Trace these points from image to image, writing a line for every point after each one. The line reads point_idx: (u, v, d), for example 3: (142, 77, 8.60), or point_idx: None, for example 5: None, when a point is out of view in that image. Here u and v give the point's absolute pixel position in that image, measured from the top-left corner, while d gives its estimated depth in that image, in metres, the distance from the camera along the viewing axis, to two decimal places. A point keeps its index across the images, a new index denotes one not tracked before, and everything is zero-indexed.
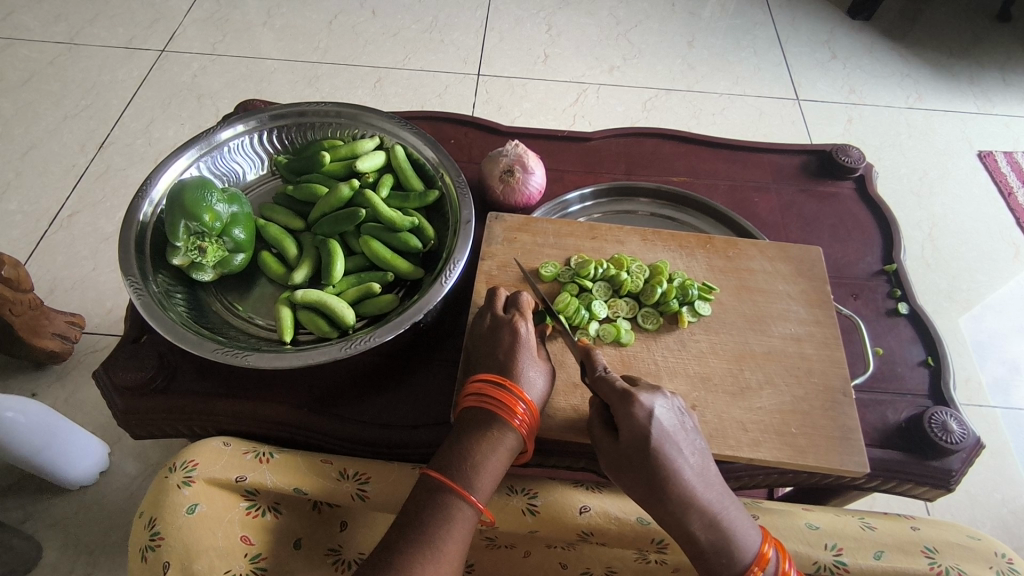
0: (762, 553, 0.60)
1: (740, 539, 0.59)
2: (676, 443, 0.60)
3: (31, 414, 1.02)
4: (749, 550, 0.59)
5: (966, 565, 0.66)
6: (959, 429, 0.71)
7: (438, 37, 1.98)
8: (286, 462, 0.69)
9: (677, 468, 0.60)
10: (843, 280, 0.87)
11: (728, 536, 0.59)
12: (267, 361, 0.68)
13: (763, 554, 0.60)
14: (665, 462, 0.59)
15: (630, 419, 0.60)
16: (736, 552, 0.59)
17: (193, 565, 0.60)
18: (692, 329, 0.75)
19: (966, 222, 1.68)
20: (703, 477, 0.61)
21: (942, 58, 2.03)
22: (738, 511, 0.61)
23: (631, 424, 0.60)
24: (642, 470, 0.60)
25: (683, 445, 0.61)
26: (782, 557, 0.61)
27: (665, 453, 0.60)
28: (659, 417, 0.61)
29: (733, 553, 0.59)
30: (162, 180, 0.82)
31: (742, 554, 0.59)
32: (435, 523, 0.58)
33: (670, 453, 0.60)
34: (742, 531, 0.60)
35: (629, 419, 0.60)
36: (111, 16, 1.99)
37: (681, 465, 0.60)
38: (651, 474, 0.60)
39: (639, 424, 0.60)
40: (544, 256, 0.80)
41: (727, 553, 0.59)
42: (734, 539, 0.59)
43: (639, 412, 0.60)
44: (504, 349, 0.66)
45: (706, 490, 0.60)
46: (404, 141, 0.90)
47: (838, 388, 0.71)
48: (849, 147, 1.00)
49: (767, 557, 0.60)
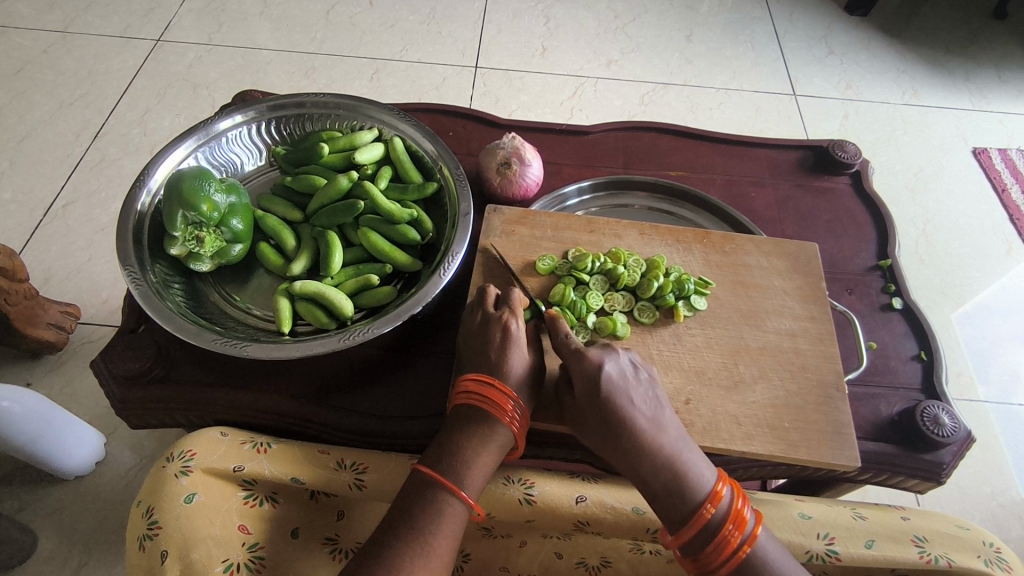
0: (716, 491, 0.60)
1: (693, 478, 0.60)
2: (626, 391, 0.63)
3: (27, 405, 1.02)
4: (701, 489, 0.60)
5: (955, 555, 0.67)
6: (951, 422, 0.72)
7: (436, 29, 1.97)
8: (283, 451, 0.69)
9: (625, 410, 0.62)
10: (838, 275, 0.88)
11: (681, 475, 0.60)
12: (266, 351, 0.68)
13: (716, 492, 0.60)
14: (613, 406, 0.62)
15: (580, 369, 0.64)
16: (688, 491, 0.60)
17: (191, 552, 0.61)
18: (688, 323, 0.75)
19: (959, 218, 1.69)
20: (655, 421, 0.63)
21: (938, 54, 2.04)
22: (697, 456, 0.62)
23: (582, 374, 0.64)
24: (594, 415, 0.63)
25: (634, 392, 0.64)
26: (737, 496, 0.61)
27: (615, 398, 0.63)
28: (612, 370, 0.64)
29: (686, 491, 0.60)
30: (160, 169, 0.82)
31: (693, 492, 0.60)
32: (426, 518, 0.59)
33: (619, 398, 0.63)
34: (696, 471, 0.61)
35: (579, 369, 0.64)
36: (106, 5, 1.97)
37: (631, 410, 0.62)
38: (603, 418, 0.63)
39: (589, 372, 0.64)
40: (541, 248, 0.80)
41: (679, 492, 0.60)
42: (687, 477, 0.60)
43: (587, 364, 0.64)
44: (494, 347, 0.67)
45: (658, 433, 0.62)
46: (403, 133, 0.90)
47: (831, 383, 0.71)
48: (846, 142, 1.01)
49: (720, 494, 0.60)
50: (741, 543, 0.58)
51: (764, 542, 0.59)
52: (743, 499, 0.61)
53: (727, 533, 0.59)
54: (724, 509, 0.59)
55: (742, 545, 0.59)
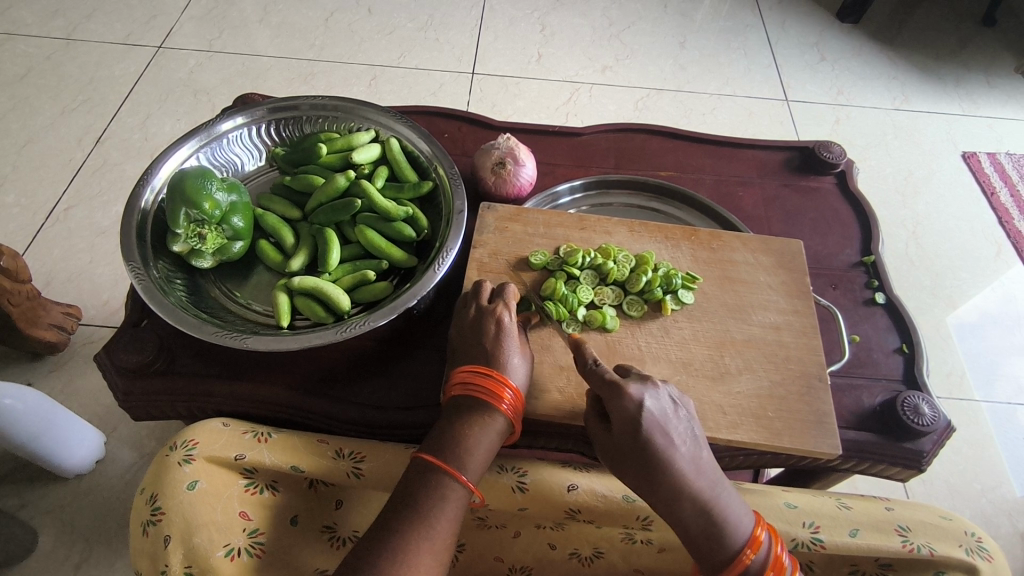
0: (755, 536, 0.63)
1: (733, 524, 0.62)
2: (666, 431, 0.63)
3: (28, 401, 1.03)
4: (742, 535, 0.62)
5: (937, 544, 0.69)
6: (931, 413, 0.74)
7: (434, 36, 2.01)
8: (283, 441, 0.71)
9: (667, 455, 0.62)
10: (823, 271, 0.90)
11: (720, 521, 0.62)
12: (265, 343, 0.70)
13: (756, 537, 0.63)
14: (656, 449, 0.62)
15: (621, 408, 0.63)
16: (727, 537, 0.62)
17: (193, 538, 0.63)
18: (675, 317, 0.78)
19: (949, 221, 1.72)
20: (695, 463, 0.63)
21: (928, 61, 2.07)
22: (734, 500, 0.64)
23: (622, 414, 0.63)
24: (637, 460, 0.63)
25: (675, 432, 0.63)
26: (774, 540, 0.63)
27: (659, 442, 0.62)
28: (650, 407, 0.63)
29: (726, 536, 0.62)
30: (163, 169, 0.85)
31: (733, 537, 0.62)
32: (427, 501, 0.60)
33: (660, 441, 0.62)
34: (735, 516, 0.63)
35: (621, 410, 0.63)
36: (108, 12, 2.00)
37: (673, 453, 0.62)
38: (646, 461, 0.62)
39: (630, 412, 0.63)
40: (534, 245, 0.83)
41: (720, 539, 0.62)
42: (727, 524, 0.62)
43: (627, 403, 0.63)
44: (489, 338, 0.69)
45: (698, 477, 0.62)
46: (399, 134, 0.92)
47: (814, 374, 0.74)
48: (831, 143, 1.03)
49: (759, 539, 0.63)
50: None
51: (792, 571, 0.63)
52: (780, 543, 0.64)
53: None
54: (763, 556, 0.62)
55: None
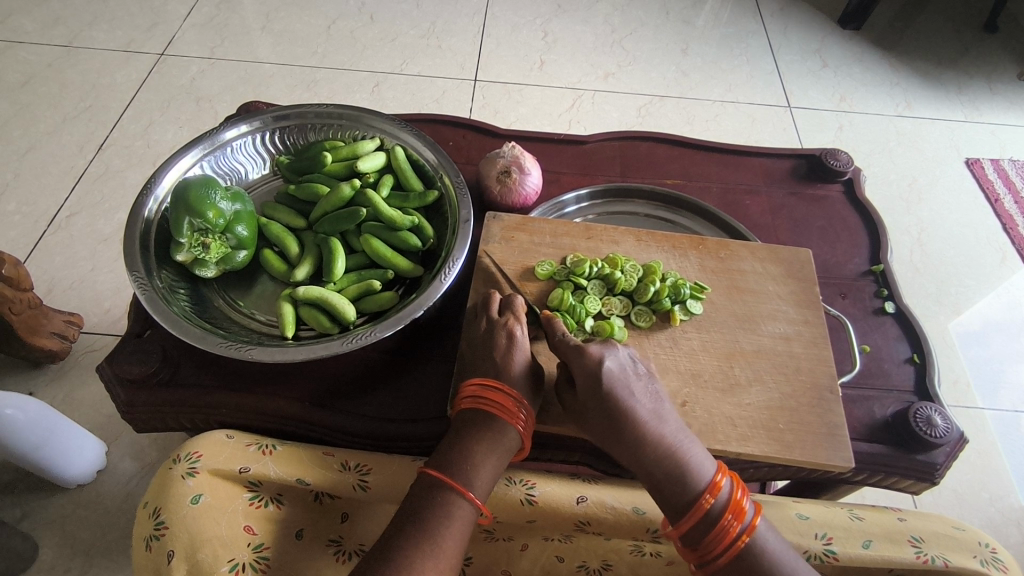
0: (716, 481, 0.61)
1: (694, 469, 0.62)
2: (625, 383, 0.64)
3: (30, 411, 1.03)
4: (703, 479, 0.61)
5: (951, 555, 0.68)
6: (944, 424, 0.74)
7: (436, 43, 2.01)
8: (288, 453, 0.70)
9: (626, 404, 0.63)
10: (833, 280, 0.90)
11: (681, 467, 0.61)
12: (269, 354, 0.69)
13: (716, 482, 0.61)
14: (614, 398, 0.63)
15: (580, 363, 0.65)
16: (687, 482, 0.61)
17: (197, 553, 0.62)
18: (684, 327, 0.77)
19: (953, 228, 1.71)
20: (656, 413, 0.64)
21: (930, 67, 2.07)
22: (697, 449, 0.63)
23: (583, 369, 0.65)
24: (598, 412, 0.64)
25: (635, 385, 0.65)
26: (737, 486, 0.62)
27: (619, 393, 0.63)
28: (609, 361, 0.65)
29: (688, 481, 0.61)
30: (167, 177, 0.84)
31: (695, 482, 0.61)
32: (434, 518, 0.60)
33: (619, 391, 0.63)
34: (697, 463, 0.62)
35: (580, 364, 0.65)
36: (110, 20, 2.00)
37: (633, 404, 0.63)
38: (607, 412, 0.63)
39: (590, 365, 0.65)
40: (540, 255, 0.82)
41: (680, 484, 0.61)
42: (688, 468, 0.61)
43: (588, 358, 0.65)
44: (499, 352, 0.68)
45: (659, 427, 0.63)
46: (404, 142, 0.92)
47: (825, 386, 0.73)
48: (838, 151, 1.03)
49: (720, 484, 0.61)
50: (741, 532, 0.60)
51: (761, 531, 0.61)
52: (742, 488, 0.62)
53: (727, 522, 0.60)
54: (725, 500, 0.61)
55: (742, 534, 0.60)
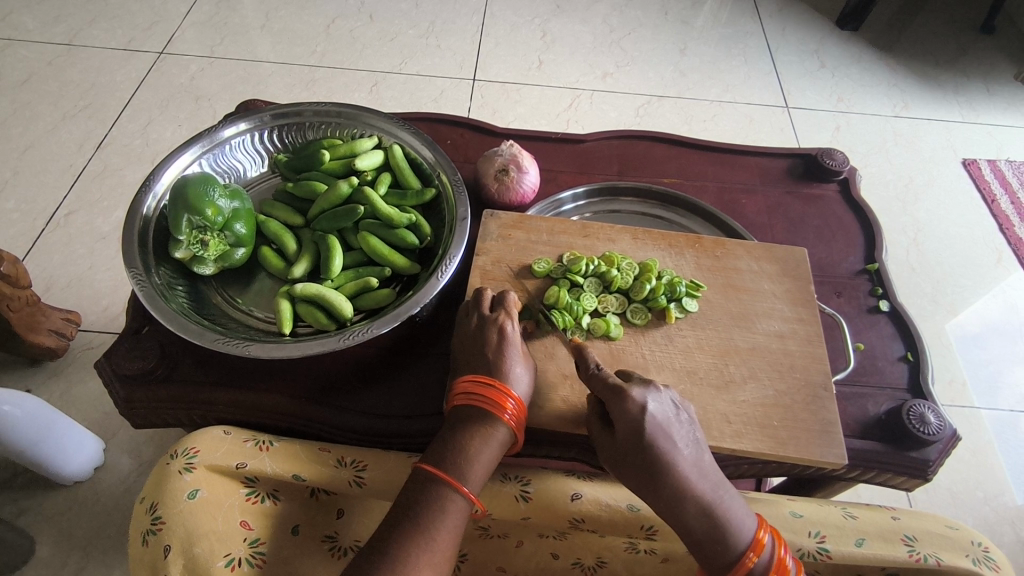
0: (758, 539, 0.63)
1: (735, 527, 0.62)
2: (668, 433, 0.63)
3: (27, 408, 1.03)
4: (744, 536, 0.62)
5: (943, 553, 0.68)
6: (936, 421, 0.74)
7: (434, 42, 2.01)
8: (284, 449, 0.70)
9: (670, 457, 0.62)
10: (828, 279, 0.90)
11: (724, 525, 0.62)
12: (267, 351, 0.70)
13: (758, 540, 0.63)
14: (657, 451, 0.62)
15: (624, 414, 0.63)
16: (730, 539, 0.62)
17: (194, 548, 0.63)
18: (679, 325, 0.77)
19: (950, 228, 1.72)
20: (699, 466, 0.64)
21: (928, 68, 2.08)
22: (737, 502, 0.64)
23: (625, 422, 0.63)
24: (639, 463, 0.63)
25: (677, 434, 0.64)
26: (777, 542, 0.64)
27: (660, 446, 0.62)
28: (652, 410, 0.63)
29: (730, 540, 0.62)
30: (165, 175, 0.84)
31: (736, 540, 0.62)
32: (427, 511, 0.60)
33: (664, 443, 0.63)
34: (737, 519, 0.63)
35: (623, 414, 0.63)
36: (110, 18, 2.01)
37: (677, 459, 0.63)
38: (651, 468, 0.63)
39: (633, 417, 0.63)
40: (537, 253, 0.82)
41: (723, 542, 0.62)
42: (729, 525, 0.62)
43: (630, 406, 0.63)
44: (491, 347, 0.69)
45: (700, 480, 0.63)
46: (402, 140, 0.92)
47: (819, 383, 0.73)
48: (834, 150, 1.03)
49: (762, 542, 0.63)
50: None
51: None
52: (782, 545, 0.64)
53: None
54: (766, 558, 0.62)
55: None
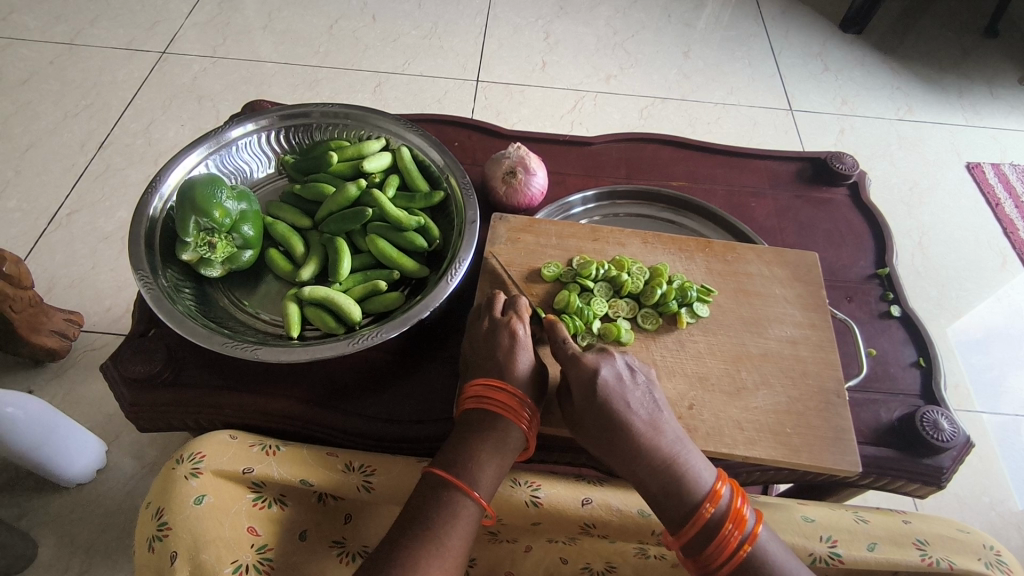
0: (716, 490, 0.61)
1: (692, 479, 0.61)
2: (619, 391, 0.64)
3: (30, 410, 1.02)
4: (701, 489, 0.61)
5: (956, 558, 0.68)
6: (950, 428, 0.74)
7: (438, 43, 2.01)
8: (291, 454, 0.70)
9: (622, 413, 0.63)
10: (838, 284, 0.90)
11: (680, 477, 0.61)
12: (275, 354, 0.69)
13: (716, 490, 0.61)
14: (608, 407, 0.63)
15: (575, 373, 0.65)
16: (687, 491, 0.61)
17: (201, 554, 0.62)
18: (690, 330, 0.77)
19: (954, 231, 1.71)
20: (654, 422, 0.64)
21: (931, 71, 2.08)
22: (697, 457, 0.63)
23: (578, 380, 0.65)
24: (593, 420, 0.64)
25: (630, 392, 0.65)
26: (737, 495, 0.62)
27: (611, 401, 0.63)
28: (605, 371, 0.65)
29: (685, 491, 0.61)
30: (172, 175, 0.84)
31: (693, 492, 0.61)
32: (439, 517, 0.59)
33: (614, 400, 0.63)
34: (696, 473, 0.62)
35: (575, 373, 0.65)
36: (112, 18, 2.00)
37: (629, 413, 0.63)
38: (604, 423, 0.64)
39: (584, 374, 0.65)
40: (546, 256, 0.82)
41: (678, 494, 0.61)
42: (686, 479, 0.61)
43: (582, 367, 0.65)
44: (502, 350, 0.67)
45: (655, 434, 0.63)
46: (410, 142, 0.91)
47: (832, 390, 0.73)
48: (843, 154, 1.03)
49: (719, 493, 0.61)
50: (741, 541, 0.60)
51: (764, 540, 0.60)
52: (742, 498, 0.62)
53: (728, 531, 0.60)
54: (723, 509, 0.61)
55: (742, 543, 0.60)
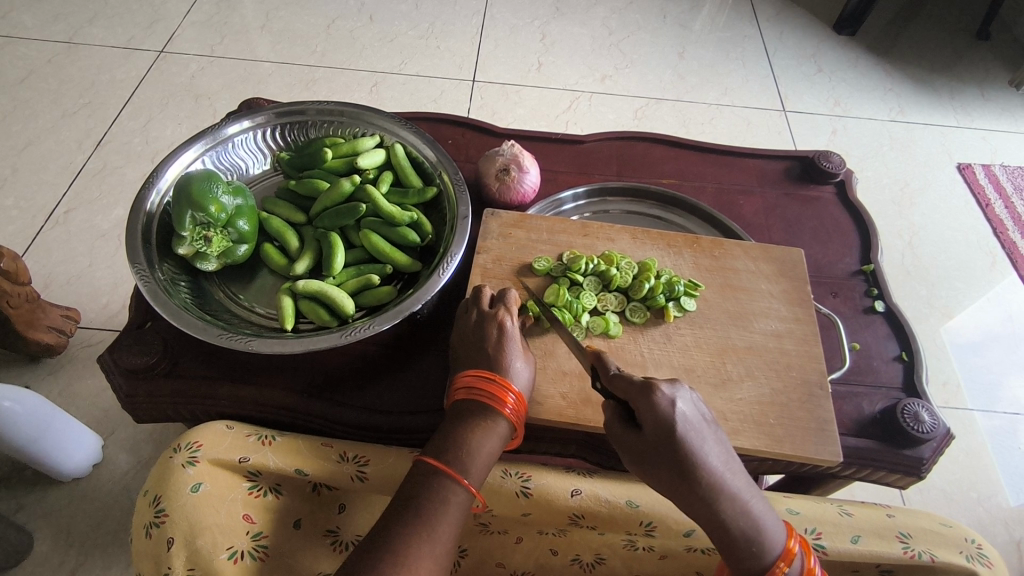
0: (789, 548, 0.62)
1: (769, 533, 0.61)
2: (699, 435, 0.61)
3: (27, 404, 1.03)
4: (778, 545, 0.61)
5: (938, 550, 0.69)
6: (931, 419, 0.75)
7: (434, 43, 2.02)
8: (287, 444, 0.71)
9: (704, 459, 0.60)
10: (824, 279, 0.91)
11: (758, 531, 0.61)
12: (269, 346, 0.70)
13: (790, 549, 0.62)
14: (690, 454, 0.60)
15: (651, 411, 0.61)
16: (764, 546, 0.61)
17: (197, 539, 0.63)
18: (677, 324, 0.78)
19: (944, 231, 1.73)
20: (729, 468, 0.62)
21: (923, 73, 2.10)
22: (767, 507, 0.63)
23: (655, 419, 0.60)
24: (671, 466, 0.60)
25: (707, 437, 0.62)
26: (805, 552, 0.63)
27: (692, 446, 0.60)
28: (683, 410, 0.61)
29: (762, 544, 0.61)
30: (169, 171, 0.85)
31: (770, 548, 0.61)
32: (429, 504, 0.61)
33: (696, 446, 0.60)
34: (770, 525, 0.62)
35: (653, 412, 0.60)
36: (110, 16, 2.01)
37: (709, 458, 0.60)
38: (683, 469, 0.60)
39: (662, 413, 0.60)
40: (537, 251, 0.83)
41: (754, 549, 0.61)
42: (763, 534, 0.61)
43: (660, 403, 0.60)
44: (491, 343, 0.69)
45: (735, 483, 0.61)
46: (403, 140, 0.93)
47: (815, 382, 0.74)
48: (830, 153, 1.04)
49: (793, 551, 0.62)
50: None
51: None
52: (810, 554, 0.63)
53: None
54: (797, 567, 0.61)
55: None
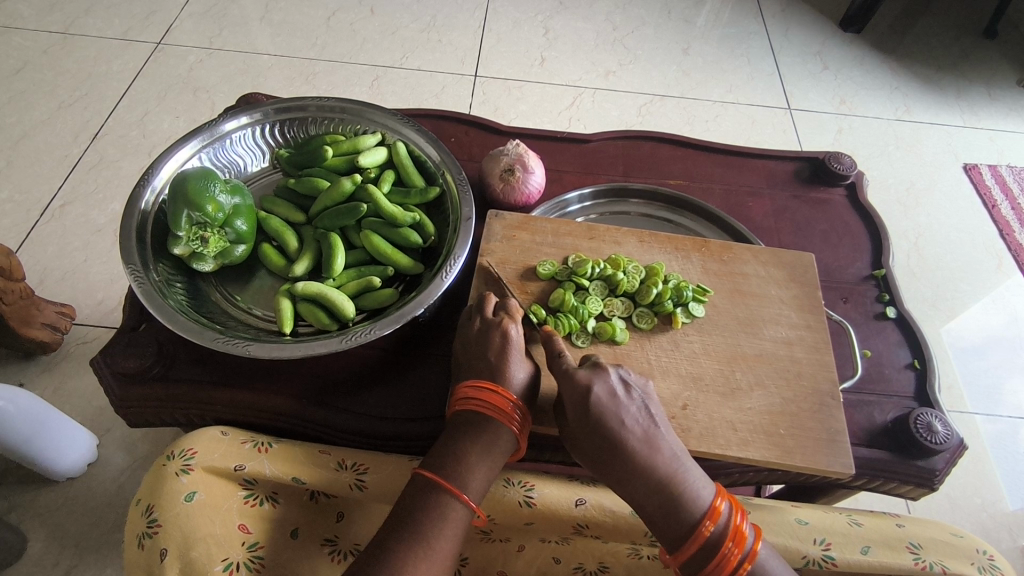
0: (715, 507, 0.61)
1: (691, 497, 0.61)
2: (613, 406, 0.63)
3: (20, 402, 1.01)
4: (700, 507, 0.61)
5: (949, 562, 0.68)
6: (944, 430, 0.73)
7: (436, 37, 1.99)
8: (283, 451, 0.69)
9: (616, 428, 0.63)
10: (834, 285, 0.89)
11: (677, 495, 0.61)
12: (267, 351, 0.68)
13: (714, 508, 0.61)
14: (603, 423, 0.63)
15: (566, 389, 0.65)
16: (683, 509, 0.61)
17: (191, 551, 0.62)
18: (685, 330, 0.76)
19: (951, 233, 1.71)
20: (650, 438, 0.63)
21: (930, 72, 2.07)
22: (696, 473, 0.63)
23: (570, 395, 0.64)
24: (587, 437, 0.64)
25: (624, 408, 0.64)
26: (737, 511, 0.62)
27: (604, 417, 0.63)
28: (598, 385, 0.64)
29: (684, 510, 0.61)
30: (164, 169, 0.83)
31: (690, 510, 0.61)
32: (429, 519, 0.59)
33: (608, 416, 0.63)
34: (694, 490, 0.62)
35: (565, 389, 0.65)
36: (107, 7, 1.98)
37: (622, 428, 0.63)
38: (597, 438, 0.63)
39: (576, 390, 0.64)
40: (541, 254, 0.81)
41: (675, 513, 0.61)
42: (683, 496, 0.61)
43: (574, 382, 0.64)
44: (494, 351, 0.67)
45: (651, 450, 0.62)
46: (406, 138, 0.91)
47: (826, 392, 0.72)
48: (841, 154, 1.02)
49: (719, 510, 0.61)
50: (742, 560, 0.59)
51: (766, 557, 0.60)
52: (742, 514, 0.62)
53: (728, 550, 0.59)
54: (723, 526, 0.60)
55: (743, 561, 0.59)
